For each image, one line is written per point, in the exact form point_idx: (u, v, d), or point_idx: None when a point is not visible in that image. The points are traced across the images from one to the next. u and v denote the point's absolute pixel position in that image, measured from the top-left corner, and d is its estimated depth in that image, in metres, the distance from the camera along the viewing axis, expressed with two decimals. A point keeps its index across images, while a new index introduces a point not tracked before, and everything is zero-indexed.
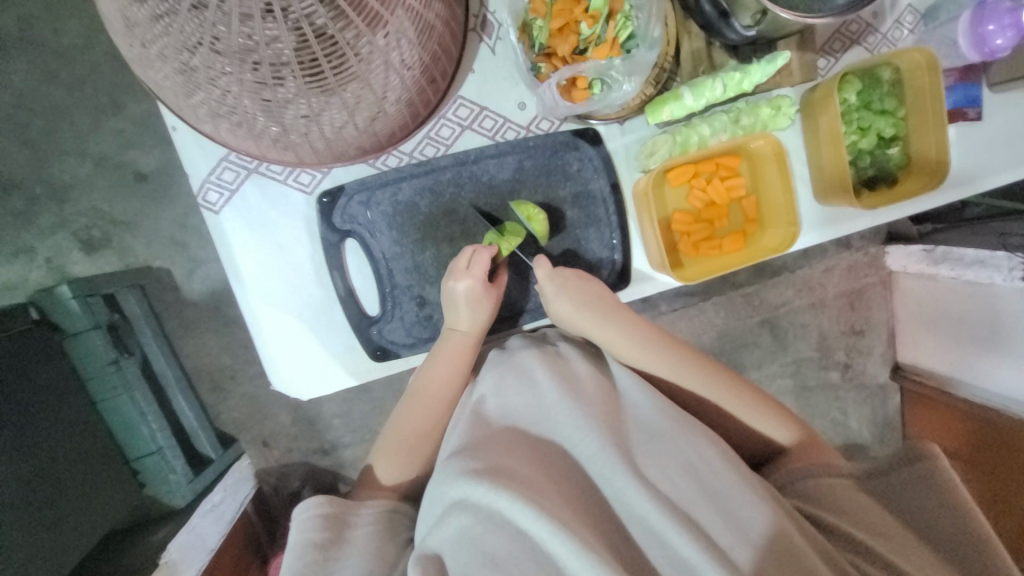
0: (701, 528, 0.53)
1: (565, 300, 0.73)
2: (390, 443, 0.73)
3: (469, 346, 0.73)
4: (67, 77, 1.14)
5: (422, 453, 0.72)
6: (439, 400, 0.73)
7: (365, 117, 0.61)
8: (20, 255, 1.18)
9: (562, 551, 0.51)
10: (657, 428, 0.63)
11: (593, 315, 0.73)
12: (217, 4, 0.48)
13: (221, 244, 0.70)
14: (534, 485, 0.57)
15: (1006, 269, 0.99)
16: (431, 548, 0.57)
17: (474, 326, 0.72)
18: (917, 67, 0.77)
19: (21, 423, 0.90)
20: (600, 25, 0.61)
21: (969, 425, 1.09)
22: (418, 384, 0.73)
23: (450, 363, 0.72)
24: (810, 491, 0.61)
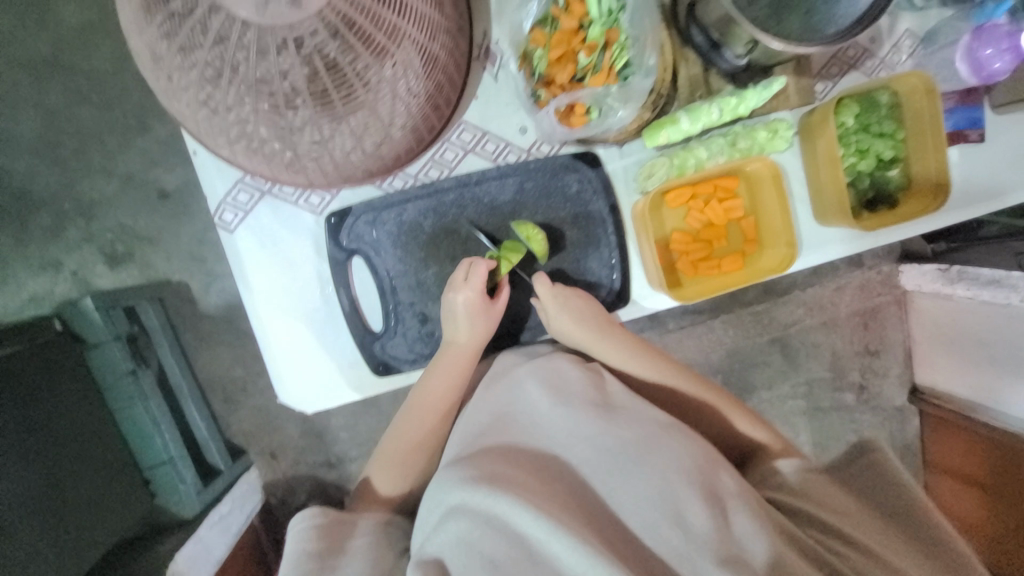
0: (690, 529, 0.53)
1: (567, 318, 0.75)
2: (387, 454, 0.75)
3: (465, 363, 0.74)
4: (98, 101, 1.21)
5: (416, 466, 0.74)
6: (435, 414, 0.74)
7: (372, 142, 0.64)
8: (48, 268, 1.24)
9: (560, 551, 0.52)
10: (654, 432, 0.63)
11: (590, 331, 0.76)
12: (237, 41, 0.53)
13: (234, 261, 0.73)
14: (534, 491, 0.57)
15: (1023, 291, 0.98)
16: (431, 553, 0.57)
17: (471, 338, 0.73)
18: (914, 91, 0.78)
19: (39, 431, 0.93)
20: (597, 54, 0.64)
21: (995, 454, 1.06)
22: (416, 398, 0.74)
23: (446, 377, 0.74)
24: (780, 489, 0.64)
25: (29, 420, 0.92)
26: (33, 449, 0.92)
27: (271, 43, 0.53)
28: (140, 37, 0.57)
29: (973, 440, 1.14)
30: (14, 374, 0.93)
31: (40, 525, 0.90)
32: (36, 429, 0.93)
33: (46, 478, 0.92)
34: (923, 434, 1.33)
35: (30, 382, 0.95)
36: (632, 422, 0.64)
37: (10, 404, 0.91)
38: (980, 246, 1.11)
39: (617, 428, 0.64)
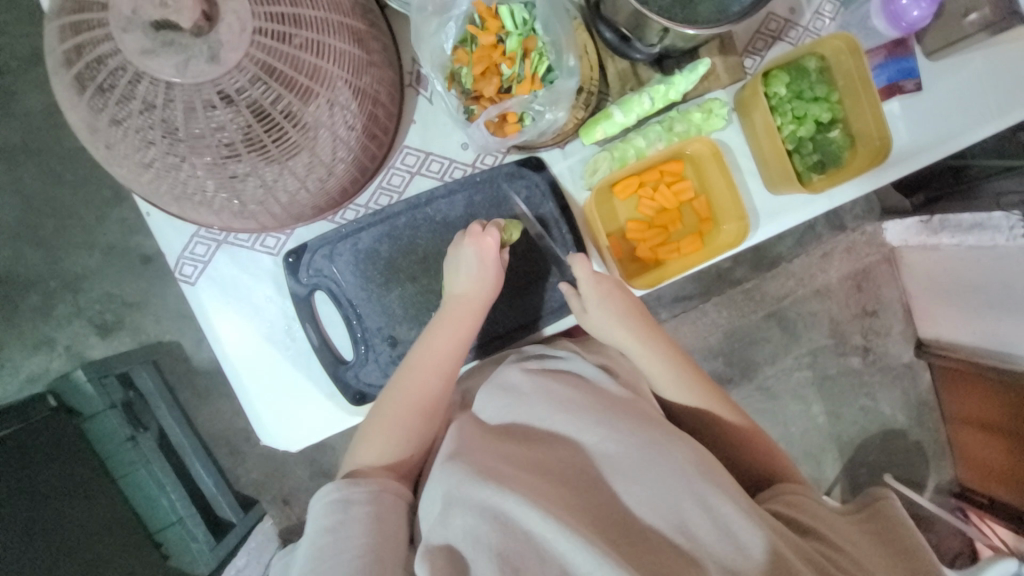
0: (695, 538, 0.54)
1: (605, 311, 0.73)
2: (380, 421, 0.68)
3: (470, 318, 0.72)
4: (73, 178, 1.24)
5: (418, 432, 0.68)
6: (441, 370, 0.70)
7: (315, 180, 0.66)
8: (42, 346, 1.27)
9: (566, 551, 0.51)
10: (646, 436, 0.61)
11: (615, 314, 0.74)
12: (163, 102, 0.55)
13: (199, 312, 0.76)
14: (538, 488, 0.56)
15: (1006, 228, 0.98)
16: (439, 541, 0.55)
17: (481, 291, 0.71)
18: (840, 52, 0.80)
19: (44, 512, 0.94)
20: (518, 65, 0.67)
21: (1009, 397, 1.04)
22: (418, 354, 0.70)
23: (452, 332, 0.71)
24: (791, 504, 0.63)
25: (33, 503, 0.93)
26: (40, 530, 0.92)
27: (196, 100, 0.55)
28: (77, 112, 0.60)
29: (987, 387, 1.12)
30: (12, 460, 0.93)
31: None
32: (40, 510, 0.93)
33: (57, 557, 0.92)
34: (937, 389, 1.32)
35: (31, 463, 0.95)
36: (633, 425, 0.62)
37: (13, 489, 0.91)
38: (961, 193, 1.11)
39: (621, 415, 0.63)
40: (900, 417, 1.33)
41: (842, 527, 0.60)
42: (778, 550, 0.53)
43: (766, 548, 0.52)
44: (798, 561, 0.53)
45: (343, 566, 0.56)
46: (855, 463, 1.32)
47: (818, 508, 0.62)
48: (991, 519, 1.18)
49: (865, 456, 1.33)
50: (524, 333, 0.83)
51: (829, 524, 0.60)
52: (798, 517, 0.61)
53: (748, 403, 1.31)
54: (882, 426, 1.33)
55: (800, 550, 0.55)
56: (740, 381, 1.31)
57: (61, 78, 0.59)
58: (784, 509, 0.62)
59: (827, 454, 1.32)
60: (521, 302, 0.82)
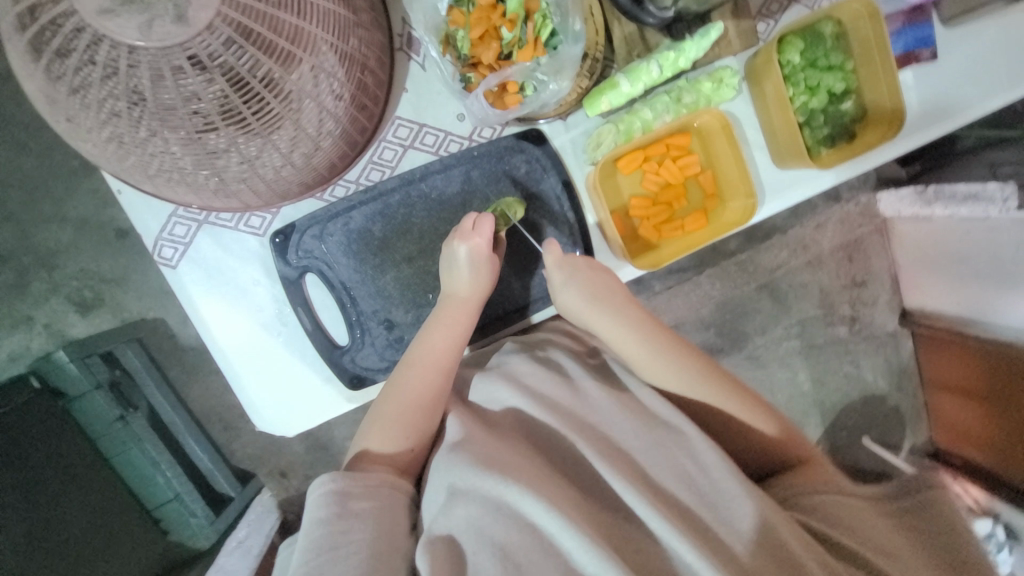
0: (697, 519, 0.55)
1: (574, 288, 0.72)
2: (381, 419, 0.67)
3: (467, 317, 0.71)
4: (35, 146, 1.16)
5: (416, 424, 0.66)
6: (437, 366, 0.68)
7: (302, 155, 0.62)
8: (19, 325, 1.22)
9: (571, 548, 0.51)
10: (652, 434, 0.62)
11: (602, 308, 0.71)
12: (127, 69, 0.49)
13: (182, 297, 0.71)
14: (541, 479, 0.56)
15: (1000, 201, 0.95)
16: (443, 530, 0.55)
17: (474, 290, 0.70)
18: (859, 17, 0.75)
19: (37, 494, 0.93)
20: (520, 28, 0.61)
21: (984, 364, 1.07)
22: (416, 353, 0.69)
23: (451, 330, 0.70)
24: (821, 512, 0.58)
25: (21, 486, 0.91)
26: (32, 511, 0.91)
27: (165, 66, 0.49)
28: (33, 81, 0.54)
29: (967, 355, 1.14)
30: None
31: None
32: (30, 493, 0.92)
33: (50, 537, 0.92)
34: (919, 357, 1.35)
35: (17, 445, 0.93)
36: (639, 425, 0.63)
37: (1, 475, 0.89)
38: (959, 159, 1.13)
39: (626, 429, 0.63)
40: (882, 384, 1.37)
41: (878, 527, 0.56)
42: (770, 524, 0.53)
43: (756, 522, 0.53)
44: (792, 538, 0.52)
45: (339, 565, 0.55)
46: (837, 428, 1.36)
47: (846, 510, 0.58)
48: (965, 479, 1.23)
49: (846, 421, 1.37)
50: (521, 317, 0.82)
51: (868, 535, 0.55)
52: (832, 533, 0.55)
53: (738, 372, 1.33)
54: (864, 392, 1.37)
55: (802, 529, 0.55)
56: (732, 351, 1.32)
57: (11, 41, 0.53)
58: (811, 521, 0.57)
59: (811, 420, 1.36)
60: (522, 283, 0.81)
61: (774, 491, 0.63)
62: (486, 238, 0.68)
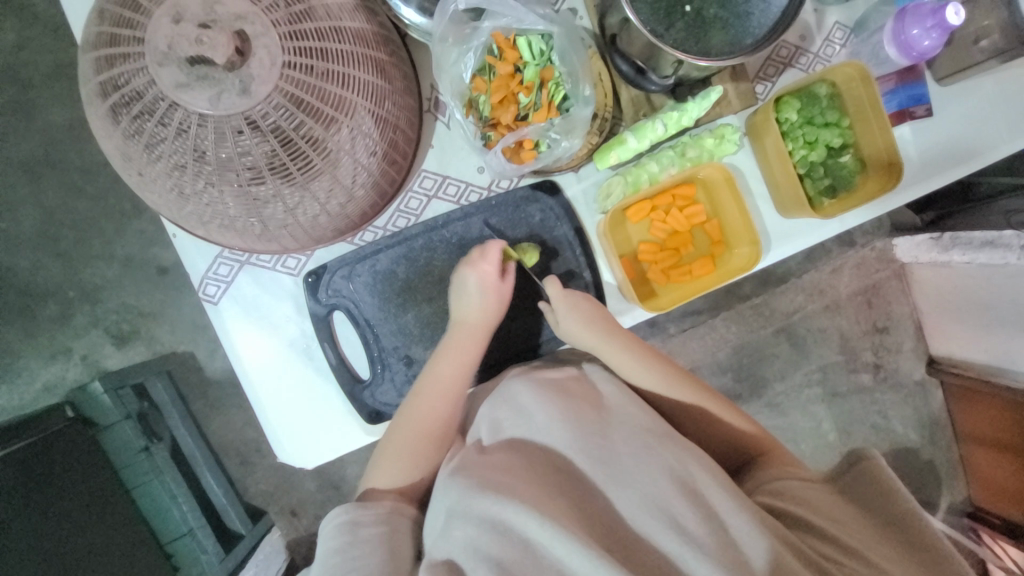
0: (685, 529, 0.53)
1: (573, 320, 0.75)
2: (392, 445, 0.70)
3: (476, 346, 0.73)
4: (93, 191, 1.27)
5: (428, 458, 0.69)
6: (448, 395, 0.71)
7: (337, 203, 0.68)
8: (58, 355, 1.29)
9: (563, 555, 0.52)
10: (643, 437, 0.62)
11: (597, 330, 0.75)
12: (196, 131, 0.57)
13: (220, 331, 0.76)
14: (535, 494, 0.57)
15: (1017, 248, 0.96)
16: (441, 555, 0.57)
17: (483, 317, 0.73)
18: (851, 79, 0.80)
19: (53, 526, 0.95)
20: (535, 93, 0.68)
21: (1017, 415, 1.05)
22: (426, 382, 0.71)
23: (460, 359, 0.72)
24: (778, 491, 0.61)
25: (49, 515, 0.95)
26: (58, 540, 0.94)
27: (226, 128, 0.57)
28: (110, 140, 0.62)
29: (1002, 407, 1.11)
30: (27, 474, 0.95)
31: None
32: (59, 521, 0.96)
33: (72, 566, 0.95)
34: (949, 408, 1.31)
35: (43, 473, 0.98)
36: (632, 428, 0.64)
37: (30, 502, 0.93)
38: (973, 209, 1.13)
39: (615, 433, 0.63)
40: (913, 435, 1.32)
41: (829, 504, 0.59)
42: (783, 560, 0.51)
43: (768, 551, 0.51)
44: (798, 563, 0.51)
45: None
46: None
47: (806, 490, 0.61)
48: (1002, 539, 1.17)
49: None
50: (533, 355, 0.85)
51: (818, 506, 0.58)
52: (790, 508, 0.59)
53: (757, 419, 1.31)
54: (893, 444, 1.32)
55: (796, 548, 0.53)
56: (749, 396, 1.30)
57: (94, 105, 0.61)
58: (773, 500, 0.60)
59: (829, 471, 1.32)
60: (537, 325, 0.84)
61: (744, 484, 0.66)
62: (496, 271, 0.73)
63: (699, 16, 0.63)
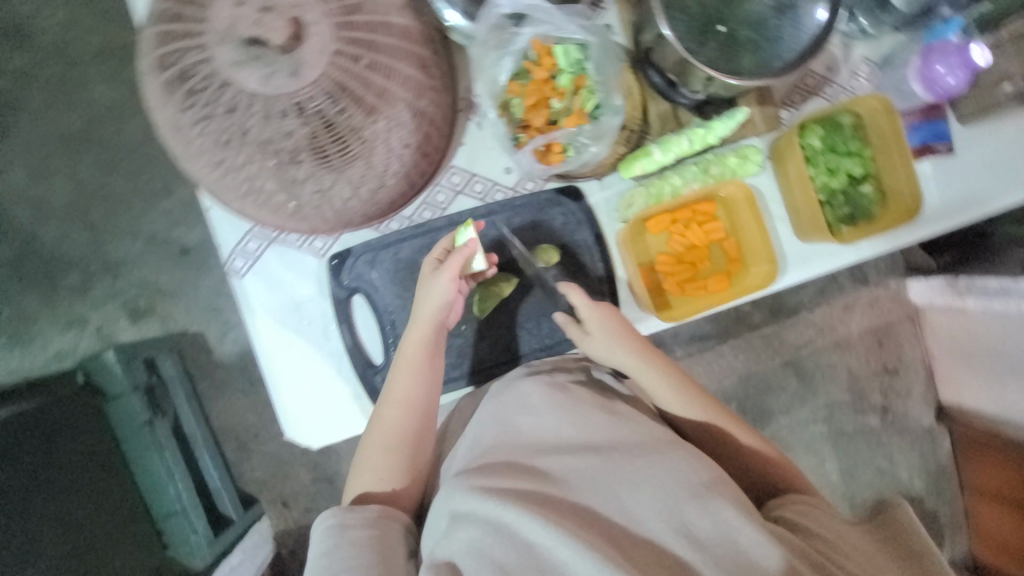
0: (696, 538, 0.53)
1: (604, 330, 0.74)
2: (364, 456, 0.71)
3: (429, 355, 0.73)
4: (127, 168, 1.32)
5: (397, 467, 0.70)
6: (406, 404, 0.71)
7: (368, 189, 0.69)
8: (74, 325, 1.32)
9: (568, 557, 0.52)
10: (654, 446, 0.62)
11: (627, 341, 0.74)
12: (246, 108, 0.60)
13: (243, 305, 0.78)
14: (540, 498, 0.57)
15: None
16: (443, 557, 0.56)
17: (430, 322, 0.72)
18: (874, 110, 0.82)
19: (51, 488, 0.96)
20: (568, 99, 0.71)
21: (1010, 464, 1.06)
22: (390, 394, 0.72)
23: (418, 370, 0.72)
24: (792, 508, 0.61)
25: (47, 482, 0.96)
26: (53, 508, 0.95)
27: (274, 107, 0.60)
28: (162, 112, 0.65)
29: (1003, 458, 1.10)
30: (29, 439, 0.96)
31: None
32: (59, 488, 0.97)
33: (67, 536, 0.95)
34: (956, 458, 1.29)
35: (47, 435, 0.99)
36: (642, 440, 0.63)
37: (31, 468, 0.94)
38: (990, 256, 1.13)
39: (622, 440, 0.63)
40: (916, 481, 1.30)
41: (845, 530, 0.59)
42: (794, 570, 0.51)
43: (781, 564, 0.51)
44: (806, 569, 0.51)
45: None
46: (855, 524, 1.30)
47: (827, 516, 0.60)
48: None
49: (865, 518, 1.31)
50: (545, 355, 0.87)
51: (833, 527, 0.58)
52: (804, 521, 0.59)
53: None
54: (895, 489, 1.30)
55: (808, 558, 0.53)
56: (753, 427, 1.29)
57: (151, 78, 0.64)
58: (788, 514, 0.60)
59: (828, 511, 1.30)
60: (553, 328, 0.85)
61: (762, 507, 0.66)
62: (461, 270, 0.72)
63: (732, 37, 0.66)
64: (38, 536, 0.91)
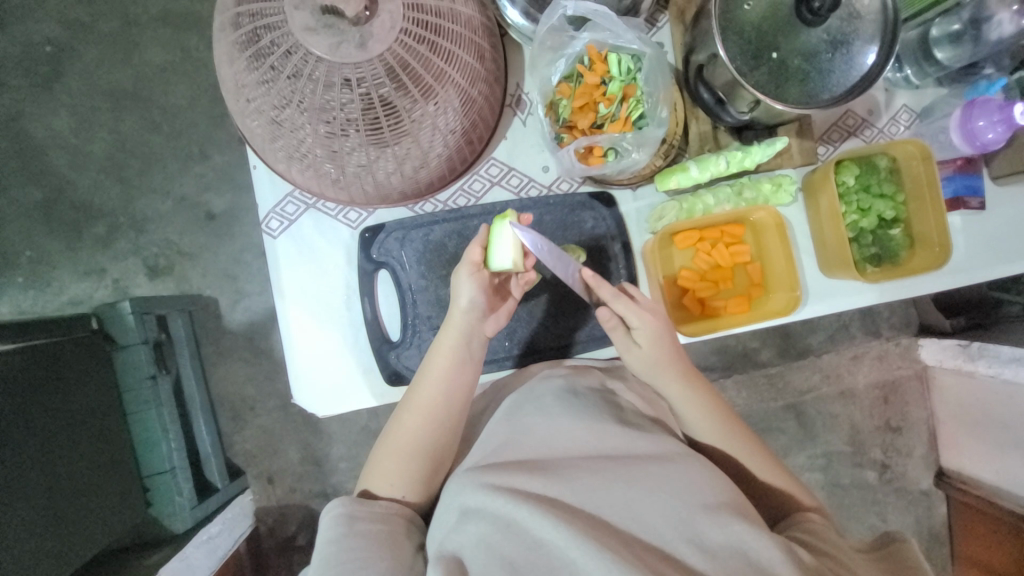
0: (706, 548, 0.53)
1: (647, 340, 0.72)
2: (381, 456, 0.71)
3: (457, 369, 0.72)
4: (167, 129, 1.35)
5: (411, 473, 0.69)
6: (428, 411, 0.71)
7: (411, 167, 0.71)
8: (92, 274, 1.34)
9: (578, 558, 0.51)
10: (668, 454, 0.63)
11: (665, 351, 0.73)
12: (309, 75, 0.62)
13: (272, 265, 0.80)
14: (549, 495, 0.57)
15: None
16: (450, 550, 0.56)
17: (464, 333, 0.72)
18: (912, 157, 0.83)
19: (55, 426, 0.95)
20: (615, 106, 0.73)
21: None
22: (413, 399, 0.72)
23: (445, 380, 0.72)
24: (804, 529, 0.63)
25: (35, 428, 0.92)
26: (37, 456, 0.91)
27: (336, 76, 0.62)
28: (227, 69, 0.68)
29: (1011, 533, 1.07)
30: (27, 378, 0.93)
31: (38, 536, 0.89)
32: (44, 436, 0.93)
33: (47, 487, 0.91)
34: (951, 525, 1.27)
35: (57, 373, 0.98)
36: (655, 447, 0.64)
37: (24, 410, 0.91)
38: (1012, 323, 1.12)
39: (636, 448, 0.63)
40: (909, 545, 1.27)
41: (851, 558, 0.58)
42: None
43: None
44: None
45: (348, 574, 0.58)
46: None
47: (836, 539, 0.61)
48: None
49: None
50: (559, 354, 0.89)
51: (842, 549, 0.59)
52: (816, 542, 0.60)
53: None
54: None
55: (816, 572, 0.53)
56: None
57: (223, 36, 0.67)
58: (801, 534, 0.62)
59: None
60: (567, 326, 0.89)
61: (779, 527, 0.67)
62: (483, 255, 0.72)
63: (783, 65, 0.67)
64: (17, 483, 0.87)
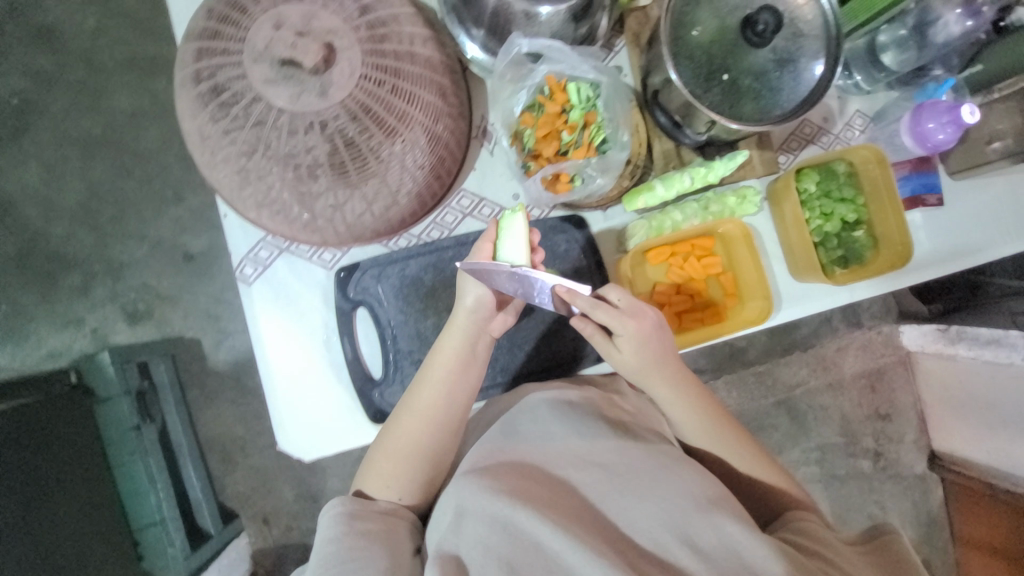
0: (700, 550, 0.53)
1: (631, 347, 0.71)
2: (377, 456, 0.71)
3: (458, 371, 0.72)
4: (139, 174, 1.34)
5: (408, 475, 0.69)
6: (431, 415, 0.70)
7: (381, 206, 0.72)
8: (70, 325, 1.32)
9: (575, 561, 0.52)
10: (660, 459, 0.63)
11: (650, 355, 0.72)
12: (272, 124, 0.63)
13: (248, 311, 0.80)
14: (547, 499, 0.57)
15: None
16: (449, 549, 0.56)
17: (467, 335, 0.73)
18: (867, 161, 0.86)
19: (40, 485, 0.93)
20: (578, 133, 0.74)
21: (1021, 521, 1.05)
22: (414, 402, 0.71)
23: (448, 384, 0.72)
24: (796, 530, 0.63)
25: (14, 491, 0.88)
26: (19, 519, 0.88)
27: (299, 124, 0.63)
28: (192, 120, 0.68)
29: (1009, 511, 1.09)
30: (9, 440, 0.90)
31: None
32: (27, 499, 0.90)
33: (34, 551, 0.88)
34: (947, 507, 1.29)
35: (38, 430, 0.95)
36: (647, 454, 0.63)
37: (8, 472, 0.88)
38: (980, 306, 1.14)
39: (629, 458, 0.62)
40: (910, 531, 1.29)
41: (842, 554, 0.59)
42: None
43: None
44: None
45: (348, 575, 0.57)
46: None
47: (826, 535, 0.61)
48: None
49: None
50: (543, 375, 0.89)
51: (833, 546, 0.59)
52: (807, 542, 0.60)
53: None
54: None
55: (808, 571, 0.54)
56: None
57: (185, 89, 0.68)
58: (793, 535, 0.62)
59: None
60: (552, 345, 0.89)
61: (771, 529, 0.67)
62: (494, 252, 0.72)
63: (735, 85, 0.70)
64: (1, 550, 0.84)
